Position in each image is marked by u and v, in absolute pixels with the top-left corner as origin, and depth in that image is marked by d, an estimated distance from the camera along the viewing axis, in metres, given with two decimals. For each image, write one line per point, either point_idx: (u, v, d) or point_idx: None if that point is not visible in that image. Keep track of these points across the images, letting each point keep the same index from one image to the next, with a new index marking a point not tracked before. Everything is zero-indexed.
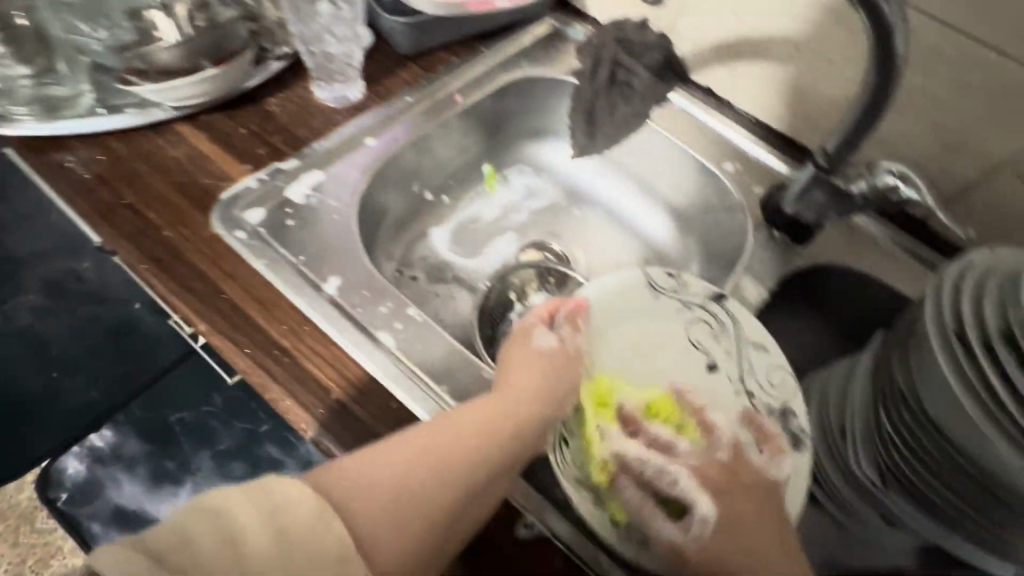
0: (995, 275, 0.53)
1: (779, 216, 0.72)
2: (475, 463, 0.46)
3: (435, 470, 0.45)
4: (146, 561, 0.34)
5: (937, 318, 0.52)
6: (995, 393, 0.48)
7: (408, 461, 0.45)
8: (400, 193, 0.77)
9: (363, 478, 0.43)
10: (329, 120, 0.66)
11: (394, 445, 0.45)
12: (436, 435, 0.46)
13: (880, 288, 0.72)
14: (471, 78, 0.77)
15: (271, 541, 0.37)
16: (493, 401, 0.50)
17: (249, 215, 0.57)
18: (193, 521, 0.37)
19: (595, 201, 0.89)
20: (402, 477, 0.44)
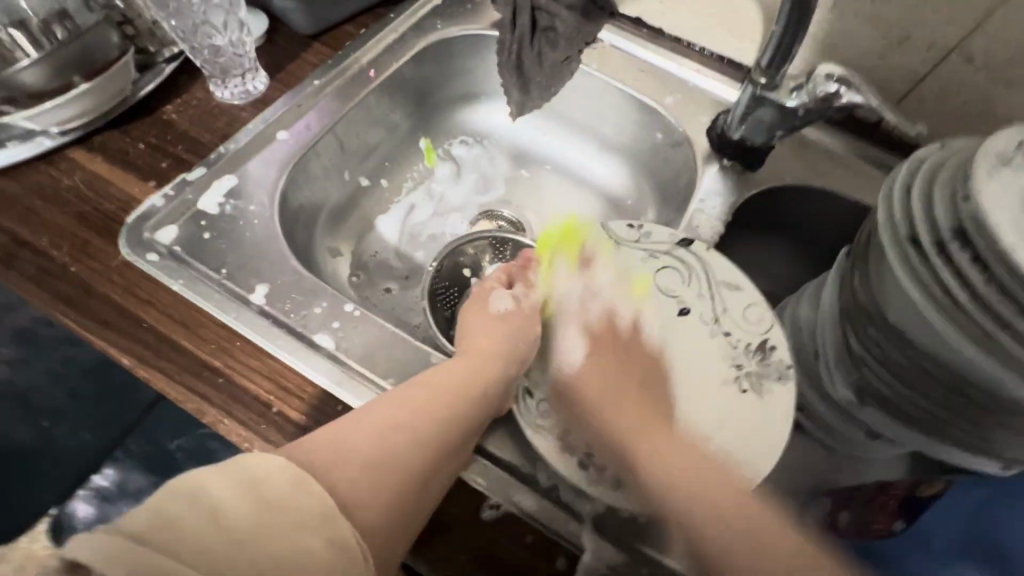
0: (945, 169, 0.50)
1: (725, 143, 0.69)
2: (449, 434, 0.44)
3: (408, 441, 0.42)
4: (125, 542, 0.30)
5: (889, 223, 0.50)
6: (950, 293, 0.46)
7: (382, 429, 0.42)
8: (331, 184, 0.73)
9: (336, 449, 0.40)
10: (234, 117, 0.62)
11: (364, 416, 0.43)
12: (409, 406, 0.44)
13: (842, 200, 0.68)
14: (384, 49, 0.72)
15: (259, 513, 0.34)
16: (462, 373, 0.48)
17: (160, 233, 0.54)
18: (175, 501, 0.33)
19: (541, 160, 0.85)
20: (375, 447, 0.41)
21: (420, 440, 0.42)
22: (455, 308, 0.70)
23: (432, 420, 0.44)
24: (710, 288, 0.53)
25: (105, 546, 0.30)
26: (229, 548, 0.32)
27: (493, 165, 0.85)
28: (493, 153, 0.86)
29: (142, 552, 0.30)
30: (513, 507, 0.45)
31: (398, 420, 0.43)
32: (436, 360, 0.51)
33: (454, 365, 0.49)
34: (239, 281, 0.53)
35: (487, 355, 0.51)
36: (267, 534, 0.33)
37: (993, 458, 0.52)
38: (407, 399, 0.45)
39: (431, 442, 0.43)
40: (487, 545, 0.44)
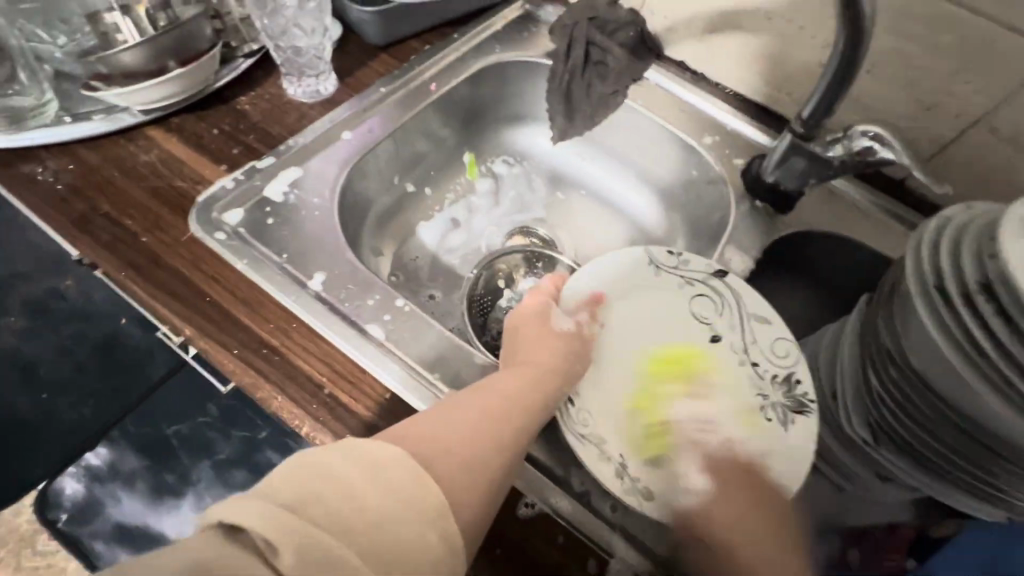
0: (972, 228, 0.53)
1: (759, 185, 0.73)
2: (509, 433, 0.46)
3: (474, 436, 0.44)
4: (284, 513, 0.32)
5: (918, 272, 0.53)
6: (976, 341, 0.48)
7: (454, 424, 0.44)
8: (380, 187, 0.76)
9: (415, 439, 0.42)
10: (303, 114, 0.65)
11: (433, 413, 0.45)
12: (472, 406, 0.46)
13: (865, 249, 0.72)
14: (446, 66, 0.76)
15: (383, 494, 0.36)
16: (515, 376, 0.50)
17: (228, 215, 0.56)
18: (308, 477, 0.35)
19: (578, 185, 0.89)
20: (445, 440, 0.43)
21: (485, 436, 0.44)
22: (487, 317, 0.73)
23: (493, 419, 0.46)
24: (744, 319, 0.56)
25: (261, 518, 0.31)
26: (366, 523, 0.34)
27: (531, 185, 0.89)
28: (533, 174, 0.89)
29: (298, 522, 0.32)
30: (548, 507, 0.47)
31: (475, 423, 0.45)
32: (479, 361, 0.53)
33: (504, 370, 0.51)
34: (298, 267, 0.55)
35: (537, 362, 0.53)
36: (394, 512, 0.35)
37: (1001, 508, 0.54)
38: (475, 402, 0.47)
39: (489, 438, 0.44)
40: (521, 539, 0.46)
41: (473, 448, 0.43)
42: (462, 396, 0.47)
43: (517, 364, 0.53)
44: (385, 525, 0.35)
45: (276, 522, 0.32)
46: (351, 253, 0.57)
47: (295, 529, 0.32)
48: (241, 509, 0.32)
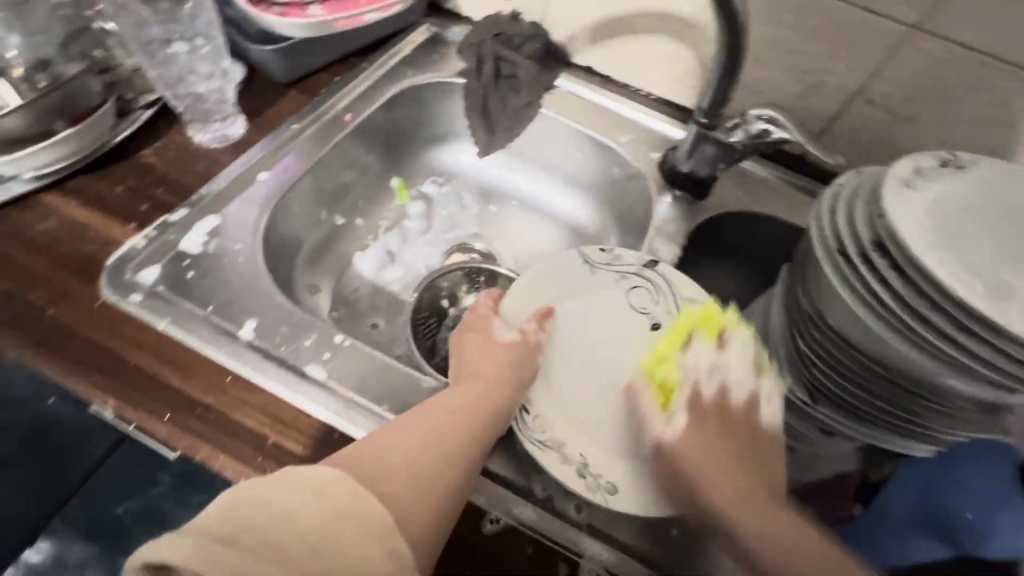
0: (861, 191, 0.59)
1: (676, 176, 0.77)
2: (468, 442, 0.46)
3: (429, 448, 0.44)
4: (215, 546, 0.33)
5: (823, 238, 0.58)
6: (877, 295, 0.53)
7: (411, 442, 0.44)
8: (308, 223, 0.75)
9: (369, 460, 0.42)
10: (214, 160, 0.63)
11: (388, 432, 0.45)
12: (426, 419, 0.47)
13: (778, 222, 0.77)
14: (358, 95, 0.76)
15: (324, 518, 0.37)
16: (467, 391, 0.50)
17: (143, 273, 0.54)
18: (251, 504, 0.36)
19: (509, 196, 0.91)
20: (402, 459, 0.43)
21: (441, 450, 0.45)
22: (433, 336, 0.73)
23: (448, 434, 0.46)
24: (679, 303, 0.58)
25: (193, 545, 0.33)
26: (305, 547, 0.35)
27: (463, 202, 0.90)
28: (464, 190, 0.90)
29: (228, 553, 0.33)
30: (512, 519, 0.48)
31: (428, 435, 0.45)
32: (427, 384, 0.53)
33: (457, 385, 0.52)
34: (225, 315, 0.53)
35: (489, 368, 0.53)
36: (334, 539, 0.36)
37: (930, 444, 0.59)
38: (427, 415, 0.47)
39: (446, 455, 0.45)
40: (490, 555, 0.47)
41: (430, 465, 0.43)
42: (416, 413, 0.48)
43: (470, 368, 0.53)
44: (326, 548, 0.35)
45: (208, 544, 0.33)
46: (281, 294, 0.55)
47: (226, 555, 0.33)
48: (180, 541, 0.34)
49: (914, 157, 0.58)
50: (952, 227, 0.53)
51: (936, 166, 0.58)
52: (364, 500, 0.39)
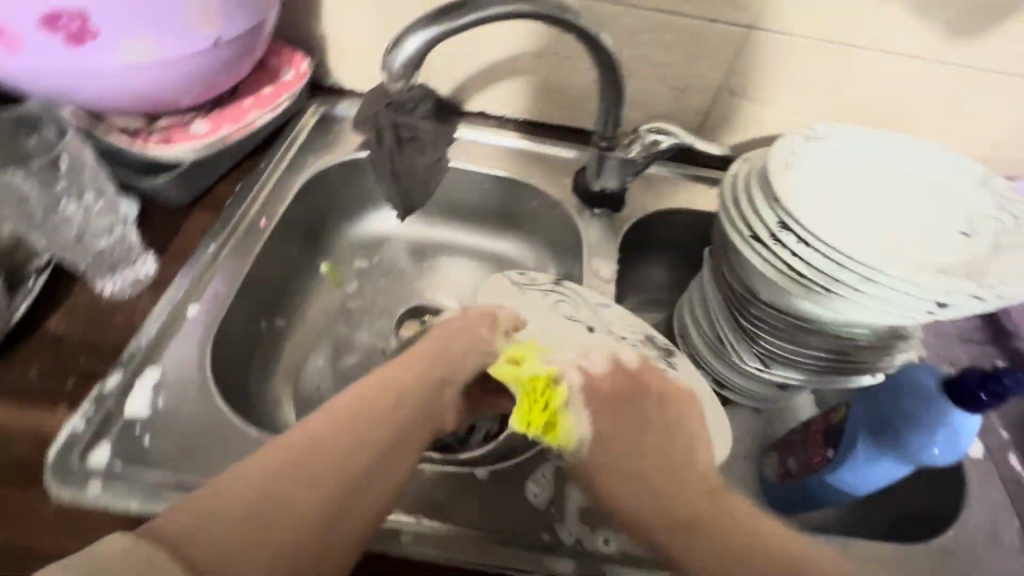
0: (751, 177, 0.66)
1: (592, 196, 0.82)
2: (366, 451, 0.42)
3: (309, 458, 0.40)
4: None
5: (735, 227, 0.64)
6: (795, 265, 0.58)
7: (363, 424, 0.43)
8: (249, 338, 0.72)
9: (324, 457, 0.40)
10: (134, 309, 0.59)
11: (339, 414, 0.43)
12: (384, 412, 0.44)
13: (690, 213, 0.84)
14: (267, 196, 0.74)
15: (266, 526, 0.36)
16: (429, 384, 0.49)
17: (93, 457, 0.49)
18: (196, 519, 0.36)
19: (439, 251, 0.92)
20: (346, 438, 0.42)
21: (394, 445, 0.44)
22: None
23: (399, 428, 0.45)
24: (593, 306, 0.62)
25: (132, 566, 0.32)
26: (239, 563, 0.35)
27: (397, 268, 0.89)
28: (394, 257, 0.90)
29: None
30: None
31: (319, 448, 0.40)
32: (429, 471, 0.53)
33: (404, 364, 0.49)
34: (200, 472, 0.50)
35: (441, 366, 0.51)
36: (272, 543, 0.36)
37: (871, 374, 0.67)
38: (328, 422, 0.42)
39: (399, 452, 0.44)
40: None
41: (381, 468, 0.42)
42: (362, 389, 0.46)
43: (424, 359, 0.50)
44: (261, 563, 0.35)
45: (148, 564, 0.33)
46: (254, 431, 0.53)
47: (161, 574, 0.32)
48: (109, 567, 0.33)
49: (783, 139, 0.67)
50: (829, 197, 0.62)
51: (804, 143, 0.67)
52: (304, 493, 0.38)
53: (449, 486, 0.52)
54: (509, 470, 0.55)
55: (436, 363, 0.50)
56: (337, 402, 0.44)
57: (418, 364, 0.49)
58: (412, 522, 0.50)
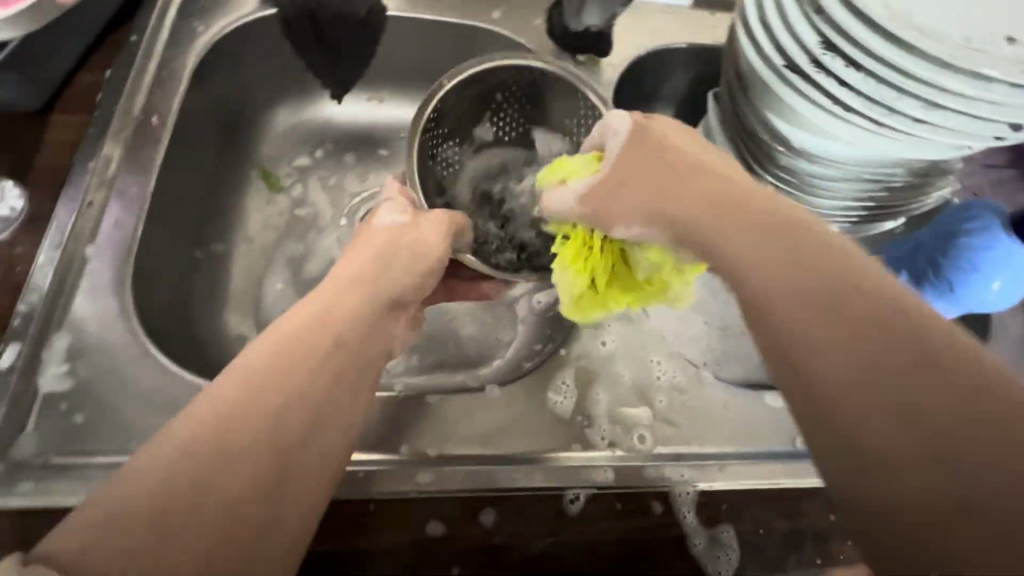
0: None
1: (569, 38, 0.67)
2: (313, 412, 0.32)
3: (240, 420, 0.29)
4: None
5: (760, 57, 0.52)
6: (829, 100, 0.49)
7: (850, 378, 0.26)
8: (182, 271, 0.59)
9: (955, 424, 0.23)
10: (15, 260, 0.46)
11: (260, 380, 0.31)
12: (271, 393, 0.31)
13: (686, 49, 0.71)
14: (146, 83, 0.55)
15: (218, 459, 0.28)
16: (780, 289, 0.29)
17: (17, 453, 0.40)
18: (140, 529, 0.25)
19: (478, 110, 0.57)
20: (357, 296, 0.39)
21: (285, 413, 0.30)
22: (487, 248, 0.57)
23: (324, 419, 0.32)
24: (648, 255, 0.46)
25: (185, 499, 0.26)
26: (223, 481, 0.27)
27: (442, 155, 0.57)
28: (442, 141, 0.56)
29: None
30: (592, 488, 0.43)
31: (247, 400, 0.30)
32: (434, 400, 0.46)
33: (801, 292, 0.28)
34: None
35: (337, 325, 0.36)
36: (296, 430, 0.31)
37: (898, 216, 0.63)
38: (229, 423, 0.29)
39: (411, 268, 0.44)
40: (588, 539, 0.42)
41: (346, 340, 0.35)
42: (211, 405, 0.29)
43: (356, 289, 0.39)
44: (183, 435, 0.28)
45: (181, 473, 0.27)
46: (190, 382, 0.44)
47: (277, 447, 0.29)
48: (214, 467, 0.27)
49: None
50: None
51: None
52: (309, 402, 0.32)
53: (457, 408, 0.46)
54: (525, 384, 0.48)
55: (380, 279, 0.41)
56: (261, 348, 0.33)
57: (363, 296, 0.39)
58: (422, 459, 0.43)
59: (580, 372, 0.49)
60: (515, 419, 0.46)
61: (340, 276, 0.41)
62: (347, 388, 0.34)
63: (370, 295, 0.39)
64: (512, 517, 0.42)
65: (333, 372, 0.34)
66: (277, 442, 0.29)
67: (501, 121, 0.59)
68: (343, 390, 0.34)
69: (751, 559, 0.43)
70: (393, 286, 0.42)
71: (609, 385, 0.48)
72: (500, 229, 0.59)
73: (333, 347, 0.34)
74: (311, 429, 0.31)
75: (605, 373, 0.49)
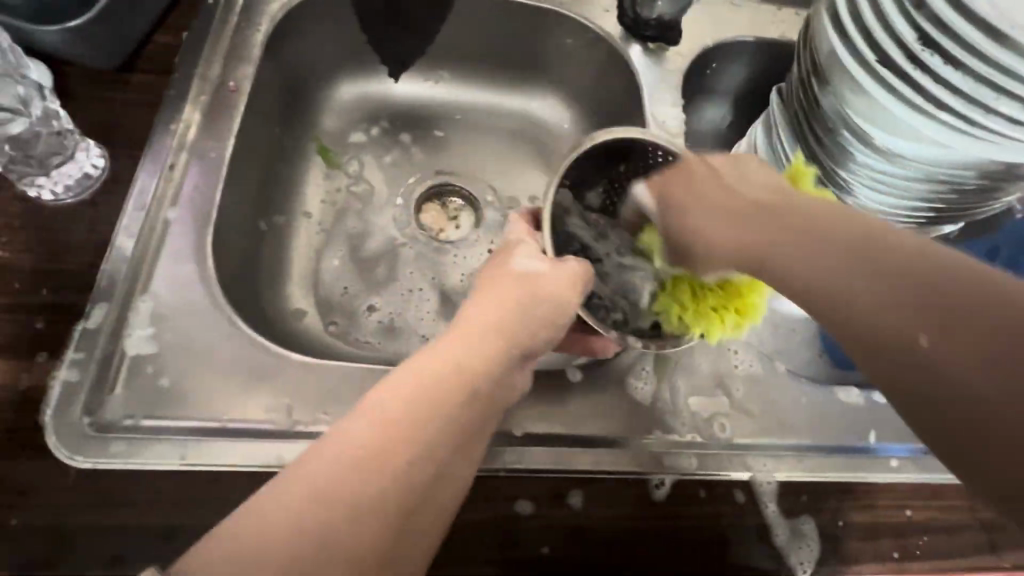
0: None
1: (640, 25, 0.66)
2: (431, 473, 0.31)
3: (371, 479, 0.29)
4: None
5: (850, 52, 0.52)
6: (920, 99, 0.49)
7: (935, 352, 0.25)
8: (245, 242, 0.59)
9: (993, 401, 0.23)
10: (96, 221, 0.45)
11: (393, 438, 0.30)
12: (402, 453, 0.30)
13: (753, 42, 0.70)
14: (222, 48, 0.54)
15: (347, 518, 0.28)
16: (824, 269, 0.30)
17: (106, 415, 0.40)
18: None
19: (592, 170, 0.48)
20: (488, 349, 0.37)
21: (410, 478, 0.30)
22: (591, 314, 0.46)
23: (445, 489, 0.32)
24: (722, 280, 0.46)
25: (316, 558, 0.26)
26: (352, 541, 0.27)
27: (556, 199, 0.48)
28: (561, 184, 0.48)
29: None
30: (676, 474, 0.43)
31: (382, 454, 0.30)
32: (518, 380, 0.46)
33: (842, 273, 0.29)
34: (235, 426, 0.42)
35: (459, 377, 0.34)
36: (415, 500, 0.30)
37: (962, 220, 0.63)
38: (361, 483, 0.29)
39: (546, 323, 0.40)
40: (674, 524, 0.42)
41: (471, 399, 0.34)
42: (342, 455, 0.29)
43: (482, 339, 0.37)
44: (330, 459, 0.29)
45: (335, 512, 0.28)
46: (273, 350, 0.44)
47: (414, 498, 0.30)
48: (346, 526, 0.27)
49: None
50: None
51: None
52: (430, 465, 0.31)
53: (540, 389, 0.46)
54: (605, 368, 0.47)
55: (507, 327, 0.39)
56: (398, 401, 0.32)
57: (489, 345, 0.37)
58: (508, 437, 0.43)
59: (658, 359, 0.49)
60: (597, 402, 0.46)
61: (466, 317, 0.39)
62: (466, 451, 0.34)
63: (501, 346, 0.38)
64: (599, 500, 0.42)
65: (456, 436, 0.33)
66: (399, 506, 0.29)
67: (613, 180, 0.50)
68: (460, 457, 0.33)
69: (829, 552, 0.44)
70: (526, 333, 0.39)
71: (687, 373, 0.48)
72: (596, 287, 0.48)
73: (467, 400, 0.34)
74: (428, 496, 0.31)
75: (682, 361, 0.49)
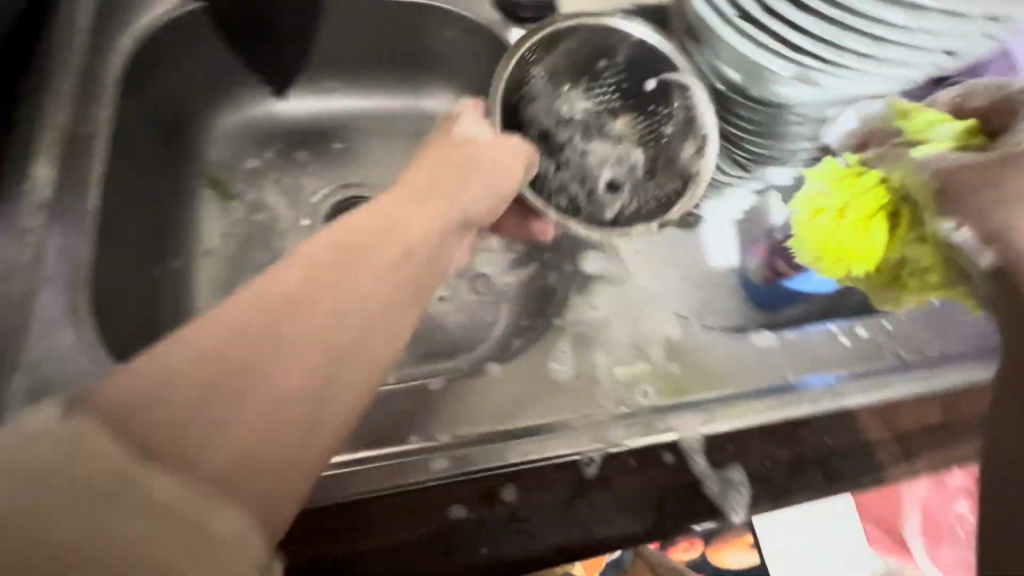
0: None
1: (517, 10, 0.65)
2: (361, 326, 0.28)
3: (235, 372, 0.25)
4: None
5: (709, 9, 0.53)
6: (778, 45, 0.50)
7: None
8: (140, 294, 0.56)
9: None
10: None
11: (291, 292, 0.28)
12: (300, 317, 0.27)
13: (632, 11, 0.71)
14: (71, 95, 0.51)
15: (175, 421, 0.24)
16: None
17: None
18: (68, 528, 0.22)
19: (586, 60, 0.57)
20: (424, 210, 0.34)
21: (323, 330, 0.27)
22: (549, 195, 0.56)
23: (358, 359, 0.28)
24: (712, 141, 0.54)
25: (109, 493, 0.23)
26: (183, 452, 0.24)
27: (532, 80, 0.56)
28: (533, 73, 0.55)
29: None
30: (605, 449, 0.44)
31: (276, 324, 0.27)
32: (438, 386, 0.45)
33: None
34: None
35: (384, 234, 0.32)
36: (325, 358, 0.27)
37: None
38: (197, 396, 0.25)
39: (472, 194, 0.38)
40: (609, 498, 0.43)
41: (394, 251, 0.31)
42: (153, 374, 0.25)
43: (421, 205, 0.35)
44: (149, 374, 0.25)
45: (170, 413, 0.24)
46: None
47: (280, 429, 0.25)
48: (166, 440, 0.24)
49: None
50: None
51: None
52: (342, 324, 0.28)
53: (462, 391, 0.45)
54: (525, 358, 0.47)
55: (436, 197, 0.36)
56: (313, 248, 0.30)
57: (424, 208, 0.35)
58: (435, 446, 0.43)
59: (576, 339, 0.49)
60: (520, 393, 0.46)
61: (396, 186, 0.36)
62: (402, 307, 0.30)
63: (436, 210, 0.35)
64: (533, 490, 0.42)
65: (394, 286, 0.30)
66: (271, 412, 0.26)
67: (612, 78, 0.58)
68: (394, 310, 0.30)
69: (761, 494, 0.45)
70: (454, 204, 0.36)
71: (606, 347, 0.49)
72: (558, 170, 0.59)
73: (393, 260, 0.31)
74: (345, 363, 0.28)
75: (600, 337, 0.50)
